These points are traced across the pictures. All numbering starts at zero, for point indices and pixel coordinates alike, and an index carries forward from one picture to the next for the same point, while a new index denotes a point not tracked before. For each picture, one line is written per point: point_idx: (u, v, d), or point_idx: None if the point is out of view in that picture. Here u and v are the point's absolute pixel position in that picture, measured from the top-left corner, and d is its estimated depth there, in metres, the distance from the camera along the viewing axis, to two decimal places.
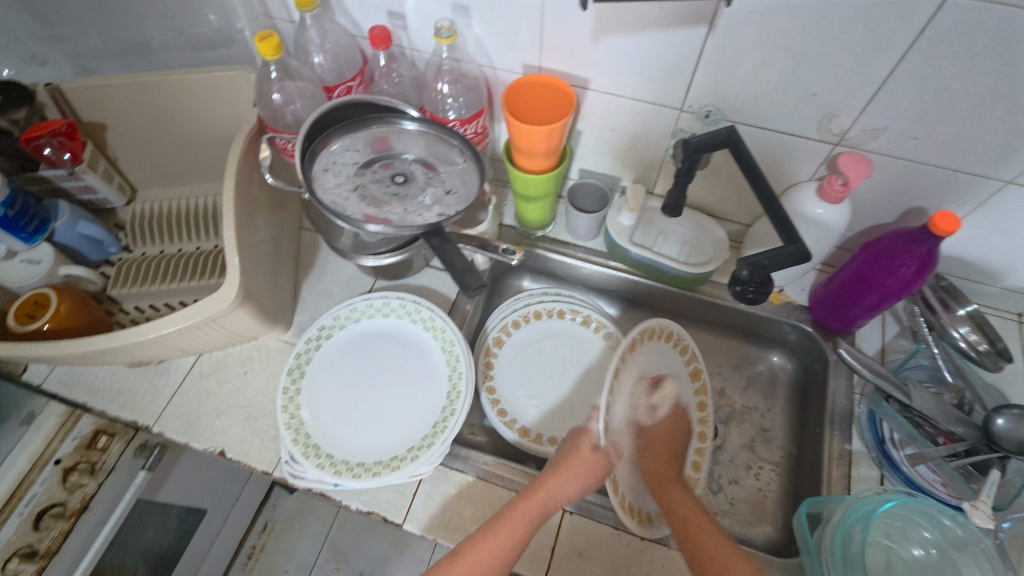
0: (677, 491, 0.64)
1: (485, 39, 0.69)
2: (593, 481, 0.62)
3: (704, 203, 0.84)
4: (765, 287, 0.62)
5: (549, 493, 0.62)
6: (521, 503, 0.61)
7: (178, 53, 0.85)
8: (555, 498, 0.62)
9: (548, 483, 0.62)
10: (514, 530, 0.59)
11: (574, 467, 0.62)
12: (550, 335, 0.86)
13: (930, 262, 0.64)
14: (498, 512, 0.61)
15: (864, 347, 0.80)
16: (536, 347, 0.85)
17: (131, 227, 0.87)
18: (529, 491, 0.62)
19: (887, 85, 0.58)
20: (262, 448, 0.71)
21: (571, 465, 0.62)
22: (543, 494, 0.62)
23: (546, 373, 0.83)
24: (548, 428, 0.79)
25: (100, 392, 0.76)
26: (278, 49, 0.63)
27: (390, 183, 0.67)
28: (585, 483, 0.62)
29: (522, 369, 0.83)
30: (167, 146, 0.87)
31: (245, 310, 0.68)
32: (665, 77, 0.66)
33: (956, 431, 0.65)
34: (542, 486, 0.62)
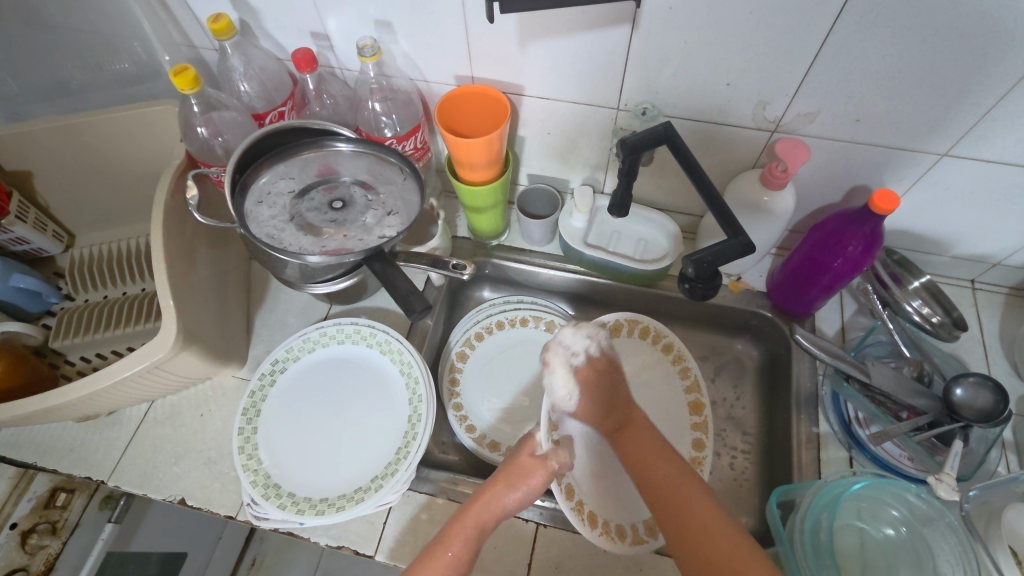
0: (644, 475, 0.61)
1: (413, 53, 0.68)
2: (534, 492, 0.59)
3: (654, 197, 0.83)
4: (713, 281, 0.62)
5: (490, 509, 0.58)
6: (460, 522, 0.58)
7: (102, 91, 0.82)
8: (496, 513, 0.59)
9: (477, 507, 0.58)
10: (461, 550, 0.56)
11: (512, 477, 0.59)
12: (516, 344, 0.84)
13: (875, 240, 0.64)
14: (443, 532, 0.58)
15: (825, 328, 0.80)
16: (503, 358, 0.84)
17: (71, 274, 0.84)
18: (465, 509, 0.58)
19: (813, 69, 0.57)
20: (223, 491, 0.69)
21: (508, 473, 0.59)
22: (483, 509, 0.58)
23: (515, 383, 0.82)
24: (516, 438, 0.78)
25: (50, 450, 0.73)
26: (194, 82, 0.62)
27: (328, 210, 0.65)
28: (524, 493, 0.58)
29: (490, 381, 0.82)
30: (100, 188, 0.84)
31: (189, 353, 0.66)
32: (598, 78, 0.65)
33: (917, 404, 0.65)
34: (478, 500, 0.59)
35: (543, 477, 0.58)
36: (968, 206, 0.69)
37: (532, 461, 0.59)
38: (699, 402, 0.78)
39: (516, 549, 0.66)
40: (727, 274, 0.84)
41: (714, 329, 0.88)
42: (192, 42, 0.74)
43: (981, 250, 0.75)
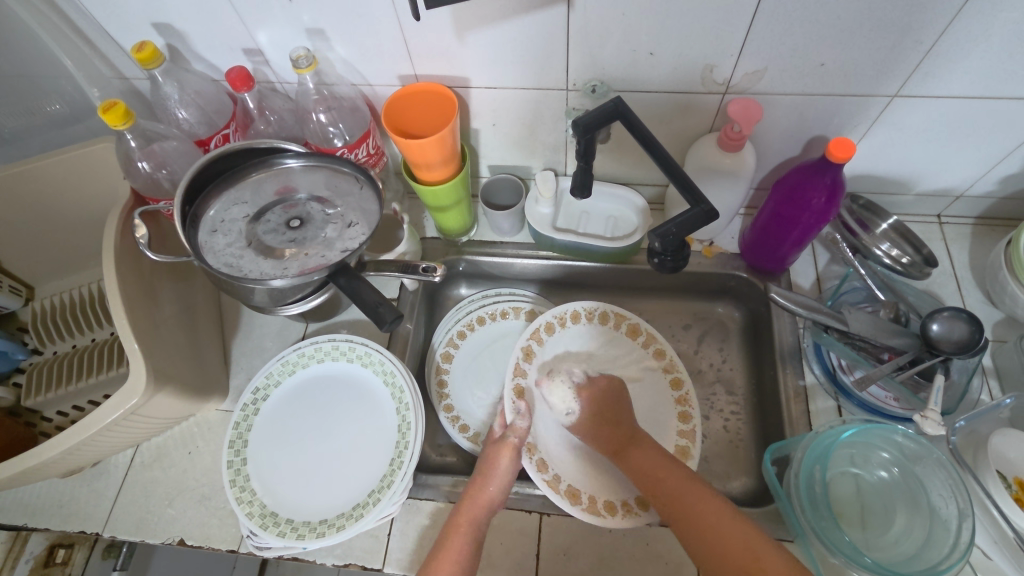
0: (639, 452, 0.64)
1: (352, 58, 0.66)
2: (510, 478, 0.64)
3: (618, 173, 0.83)
4: (682, 252, 0.61)
5: (478, 505, 0.62)
6: (455, 530, 0.61)
7: (38, 136, 0.79)
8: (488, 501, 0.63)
9: (466, 511, 0.62)
10: (460, 550, 0.59)
11: (489, 470, 0.64)
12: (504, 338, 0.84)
13: (837, 189, 0.64)
14: (441, 541, 0.60)
15: (801, 281, 0.80)
16: (491, 353, 0.84)
17: (35, 328, 0.81)
18: (456, 517, 0.62)
19: (755, 26, 0.57)
20: (222, 526, 0.69)
21: (482, 469, 0.64)
22: (476, 501, 0.63)
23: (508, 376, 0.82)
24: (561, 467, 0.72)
25: (39, 510, 0.72)
26: (127, 116, 0.60)
27: (285, 230, 0.63)
28: (504, 480, 0.64)
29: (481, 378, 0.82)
30: (51, 237, 0.81)
31: (165, 394, 0.64)
32: (542, 60, 0.64)
33: (896, 344, 0.66)
34: (467, 501, 0.63)
35: (511, 456, 0.65)
36: (925, 142, 0.69)
37: (502, 448, 0.66)
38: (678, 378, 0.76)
39: (523, 541, 0.66)
40: (699, 240, 0.84)
41: (694, 296, 0.88)
42: (122, 74, 0.71)
43: (944, 184, 0.76)
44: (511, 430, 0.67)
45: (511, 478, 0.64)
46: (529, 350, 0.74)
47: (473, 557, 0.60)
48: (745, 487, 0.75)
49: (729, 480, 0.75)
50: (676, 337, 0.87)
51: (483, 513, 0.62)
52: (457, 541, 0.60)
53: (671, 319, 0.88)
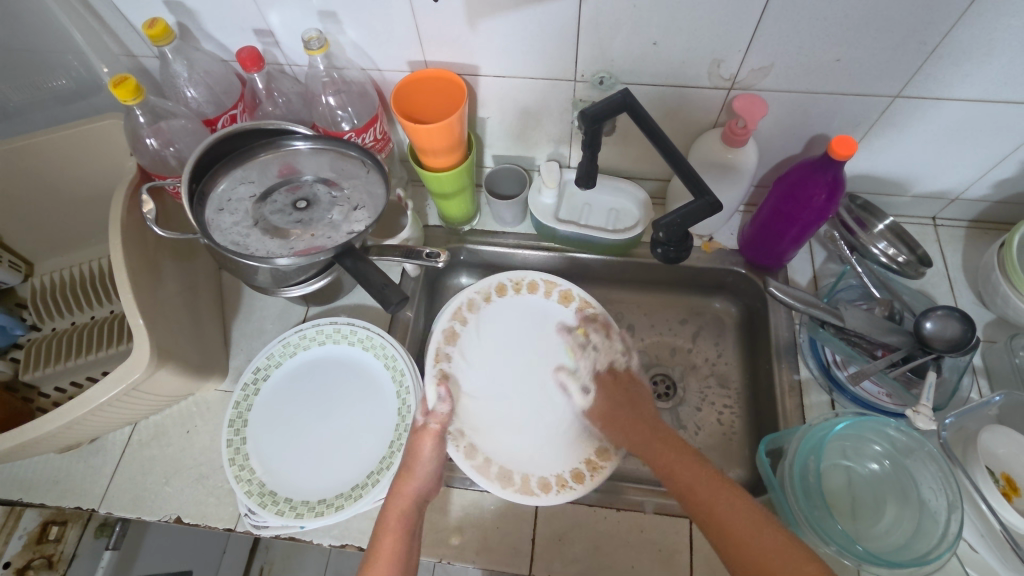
0: (680, 463, 0.62)
1: (362, 42, 0.66)
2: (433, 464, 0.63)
3: (621, 166, 0.84)
4: (685, 243, 0.62)
5: (405, 495, 0.61)
6: (383, 531, 0.59)
7: (42, 112, 0.79)
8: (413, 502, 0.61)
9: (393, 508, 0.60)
10: (393, 544, 0.58)
11: (410, 464, 0.62)
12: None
13: (838, 187, 0.65)
14: (372, 544, 0.58)
15: (797, 279, 0.81)
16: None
17: (34, 304, 0.81)
18: (382, 519, 0.59)
19: (763, 23, 0.58)
20: (219, 505, 0.69)
21: (402, 465, 0.62)
22: (397, 511, 0.60)
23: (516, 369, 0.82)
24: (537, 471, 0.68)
25: (35, 485, 0.71)
26: (137, 91, 0.60)
27: (292, 211, 0.64)
28: (426, 469, 0.62)
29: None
30: (52, 213, 0.81)
31: (167, 370, 0.65)
32: (551, 51, 0.65)
33: (891, 341, 0.67)
34: (390, 499, 0.61)
35: (432, 441, 0.65)
36: (923, 144, 0.70)
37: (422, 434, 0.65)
38: (632, 372, 0.75)
39: (518, 526, 0.67)
40: (698, 235, 0.85)
41: (693, 290, 0.89)
42: (130, 50, 0.71)
43: (940, 186, 0.77)
44: (432, 416, 0.66)
45: (433, 466, 0.63)
46: (449, 334, 0.76)
47: (408, 550, 0.58)
48: (738, 479, 0.76)
49: (722, 472, 0.76)
50: (672, 331, 0.88)
51: (407, 505, 0.60)
52: (384, 554, 0.57)
53: (669, 313, 0.89)
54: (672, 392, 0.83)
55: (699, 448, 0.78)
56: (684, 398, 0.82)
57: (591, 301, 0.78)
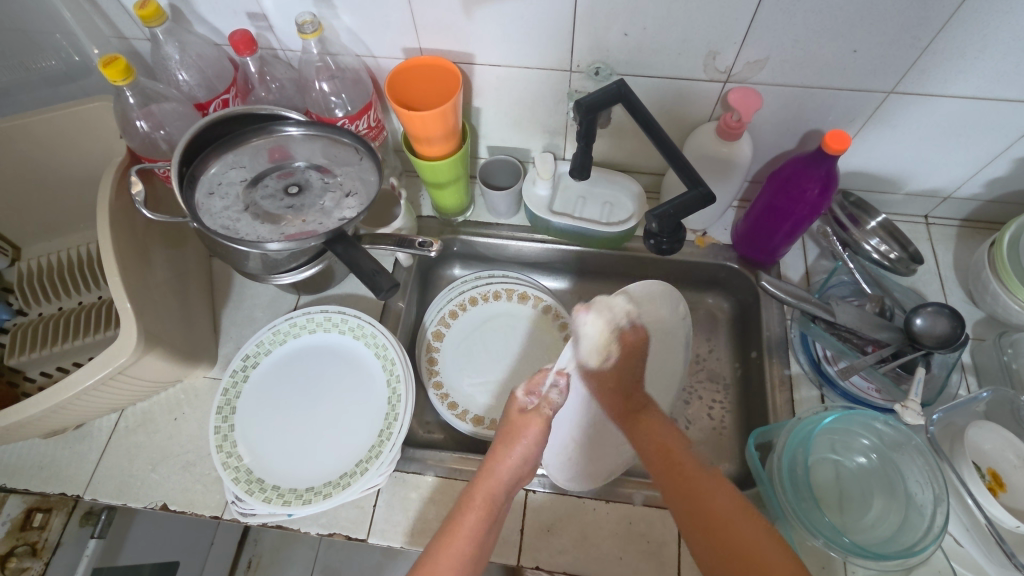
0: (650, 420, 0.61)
1: (356, 27, 0.66)
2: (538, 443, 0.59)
3: (616, 158, 0.83)
4: (677, 234, 0.62)
5: (496, 478, 0.57)
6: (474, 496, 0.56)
7: (32, 92, 0.78)
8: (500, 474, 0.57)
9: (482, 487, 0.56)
10: (475, 525, 0.54)
11: (512, 435, 0.59)
12: (504, 320, 0.85)
13: (831, 182, 0.65)
14: (452, 515, 0.55)
15: (790, 274, 0.81)
16: (494, 339, 0.84)
17: (20, 288, 0.80)
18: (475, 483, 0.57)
19: (759, 15, 0.58)
20: (206, 492, 0.68)
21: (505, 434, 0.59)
22: (491, 476, 0.57)
23: (514, 357, 0.82)
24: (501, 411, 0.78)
25: (19, 471, 0.71)
26: (127, 72, 0.59)
27: (284, 196, 0.63)
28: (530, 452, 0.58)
29: (475, 358, 0.82)
30: (41, 197, 0.80)
31: (154, 356, 0.64)
32: (547, 40, 0.64)
33: (881, 338, 0.67)
34: (484, 473, 0.57)
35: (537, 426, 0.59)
36: (915, 140, 0.70)
37: (524, 416, 0.60)
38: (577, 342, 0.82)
39: (507, 517, 0.67)
40: (692, 230, 0.85)
41: (685, 285, 0.89)
42: (121, 33, 0.70)
43: (933, 184, 0.78)
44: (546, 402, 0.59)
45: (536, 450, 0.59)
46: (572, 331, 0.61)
47: (489, 533, 0.54)
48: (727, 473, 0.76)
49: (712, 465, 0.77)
50: None
51: (498, 487, 0.57)
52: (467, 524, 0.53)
53: None
54: None
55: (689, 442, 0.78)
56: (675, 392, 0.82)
57: (542, 295, 0.85)
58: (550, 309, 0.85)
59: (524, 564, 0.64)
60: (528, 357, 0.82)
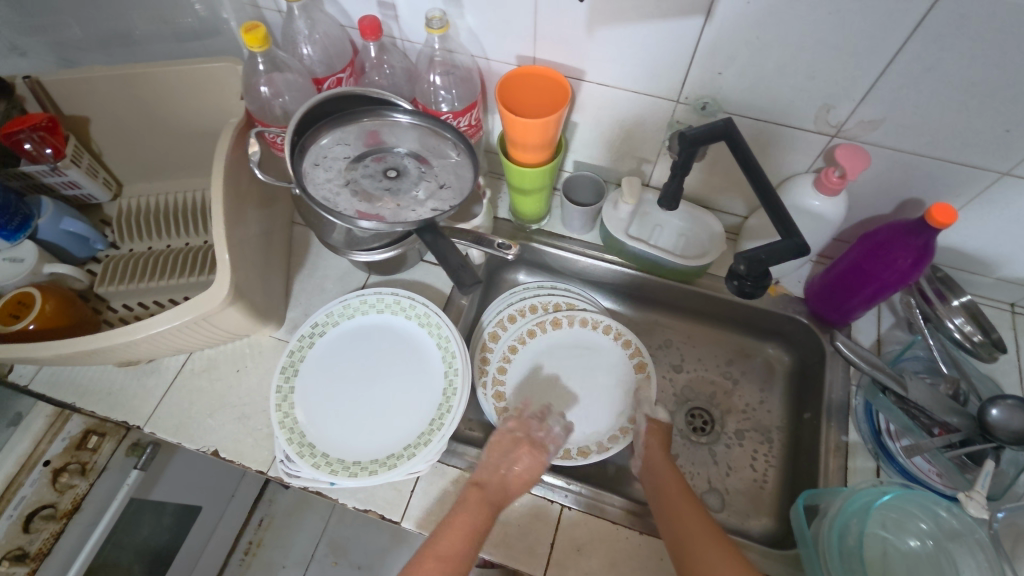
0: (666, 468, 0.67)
1: (478, 29, 0.68)
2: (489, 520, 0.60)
3: (700, 194, 0.83)
4: (763, 281, 0.60)
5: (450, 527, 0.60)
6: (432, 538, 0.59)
7: (162, 44, 0.83)
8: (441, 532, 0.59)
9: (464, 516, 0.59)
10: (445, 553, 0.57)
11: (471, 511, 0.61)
12: (571, 344, 0.83)
13: (927, 254, 0.64)
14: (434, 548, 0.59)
15: (861, 339, 0.79)
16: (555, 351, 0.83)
17: (118, 222, 0.85)
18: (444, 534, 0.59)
19: (885, 75, 0.57)
20: (256, 447, 0.71)
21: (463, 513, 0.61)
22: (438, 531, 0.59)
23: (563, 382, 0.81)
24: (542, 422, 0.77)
25: (89, 392, 0.75)
26: (264, 40, 0.62)
27: (382, 178, 0.66)
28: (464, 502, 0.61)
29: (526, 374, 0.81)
30: (151, 141, 0.85)
31: (236, 308, 0.66)
32: (660, 69, 0.65)
33: (951, 422, 0.65)
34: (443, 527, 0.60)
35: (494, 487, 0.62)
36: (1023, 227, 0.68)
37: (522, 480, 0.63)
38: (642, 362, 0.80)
39: (537, 528, 0.66)
40: None
41: (747, 332, 0.88)
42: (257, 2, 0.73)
43: None
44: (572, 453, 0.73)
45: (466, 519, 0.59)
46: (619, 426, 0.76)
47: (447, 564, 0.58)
48: (763, 529, 0.75)
49: (748, 518, 0.76)
50: (719, 371, 0.88)
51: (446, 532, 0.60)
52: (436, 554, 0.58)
53: (718, 350, 0.89)
54: (708, 427, 0.83)
55: (727, 490, 0.78)
56: (720, 438, 0.82)
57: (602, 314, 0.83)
58: (620, 337, 0.82)
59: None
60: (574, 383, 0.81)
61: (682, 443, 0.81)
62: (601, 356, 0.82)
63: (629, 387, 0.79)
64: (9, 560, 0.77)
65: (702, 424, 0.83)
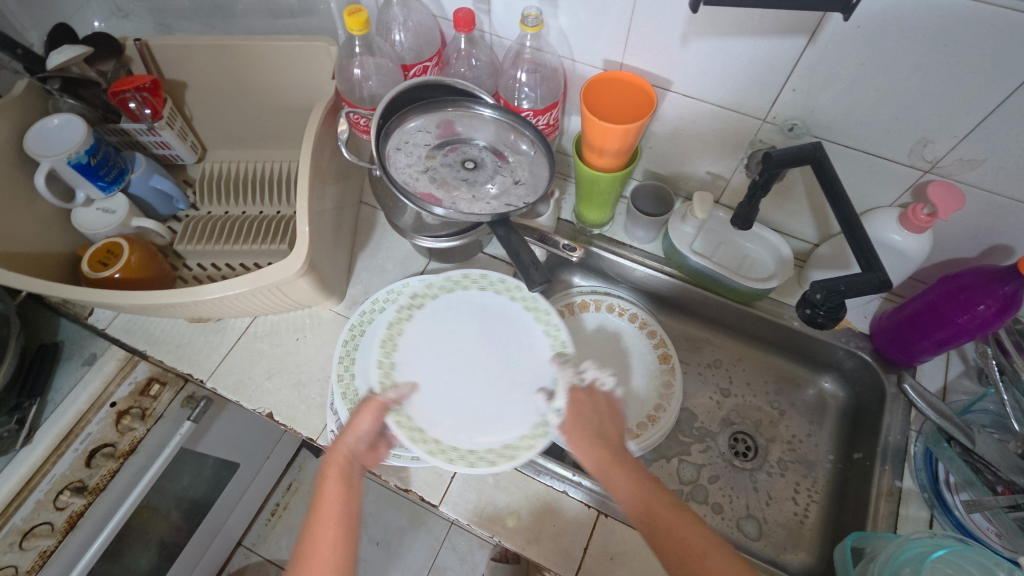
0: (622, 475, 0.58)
1: (569, 30, 0.68)
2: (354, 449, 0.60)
3: (771, 216, 0.82)
4: (836, 312, 0.59)
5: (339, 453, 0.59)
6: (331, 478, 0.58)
7: (260, 19, 0.87)
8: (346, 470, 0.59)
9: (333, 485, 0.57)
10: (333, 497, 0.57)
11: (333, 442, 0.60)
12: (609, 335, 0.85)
13: (1013, 304, 0.61)
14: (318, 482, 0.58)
15: (925, 383, 0.76)
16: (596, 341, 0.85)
17: (200, 185, 0.89)
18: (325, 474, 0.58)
19: (995, 115, 0.54)
20: (308, 414, 0.73)
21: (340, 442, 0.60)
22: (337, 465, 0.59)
23: None
24: None
25: (159, 343, 0.79)
26: (364, 25, 0.64)
27: (459, 168, 0.67)
28: (361, 436, 0.61)
29: None
30: (238, 110, 0.88)
31: (306, 280, 0.69)
32: (752, 86, 0.64)
33: (1018, 482, 0.62)
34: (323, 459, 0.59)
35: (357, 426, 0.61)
36: None
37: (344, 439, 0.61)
38: (666, 354, 0.83)
39: (572, 532, 0.66)
40: None
41: (801, 361, 0.86)
42: None
43: None
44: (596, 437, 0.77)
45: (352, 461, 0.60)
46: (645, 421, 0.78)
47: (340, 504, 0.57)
48: (799, 564, 0.73)
49: (785, 551, 0.74)
50: (768, 398, 0.86)
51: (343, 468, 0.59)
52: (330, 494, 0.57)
53: (770, 376, 0.87)
54: (751, 452, 0.81)
55: (766, 519, 0.76)
56: (762, 464, 0.80)
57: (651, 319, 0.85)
58: (645, 327, 0.85)
59: None
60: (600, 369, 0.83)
61: (722, 466, 0.80)
62: (633, 346, 0.84)
63: (655, 380, 0.81)
64: (71, 490, 0.82)
65: (745, 449, 0.81)
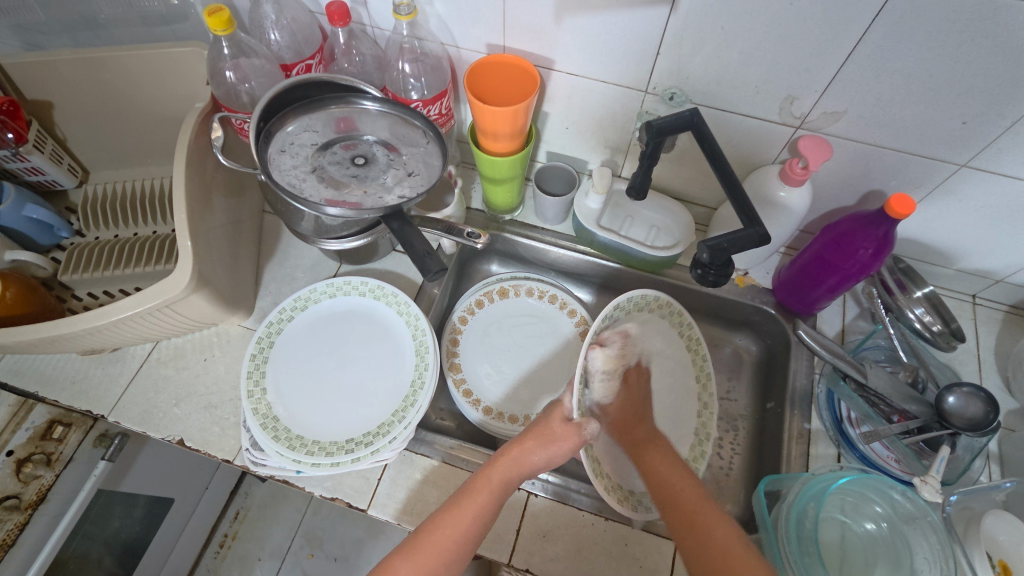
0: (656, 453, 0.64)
1: (447, 16, 0.67)
2: (562, 452, 0.61)
3: (671, 185, 0.84)
4: (726, 269, 0.62)
5: (518, 465, 0.61)
6: (483, 483, 0.60)
7: (129, 28, 0.82)
8: (520, 465, 0.61)
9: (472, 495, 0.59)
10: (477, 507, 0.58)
11: (544, 437, 0.62)
12: (532, 319, 0.86)
13: (886, 245, 0.65)
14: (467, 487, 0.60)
15: (825, 329, 0.81)
16: (518, 326, 0.85)
17: (84, 210, 0.84)
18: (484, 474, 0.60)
19: (845, 68, 0.58)
20: (222, 436, 0.70)
21: (537, 432, 0.62)
22: (508, 462, 0.61)
23: (512, 353, 0.83)
24: (509, 407, 0.79)
25: (52, 382, 0.74)
26: (228, 24, 0.61)
27: (349, 165, 0.66)
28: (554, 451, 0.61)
29: (480, 347, 0.83)
30: (116, 126, 0.83)
31: (200, 296, 0.66)
32: (629, 59, 0.65)
33: (910, 409, 0.66)
34: (500, 458, 0.62)
35: (573, 443, 0.62)
36: (979, 218, 0.69)
37: (565, 428, 0.62)
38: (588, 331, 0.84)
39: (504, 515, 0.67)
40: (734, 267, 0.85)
41: (716, 321, 0.90)
42: None
43: (986, 265, 0.77)
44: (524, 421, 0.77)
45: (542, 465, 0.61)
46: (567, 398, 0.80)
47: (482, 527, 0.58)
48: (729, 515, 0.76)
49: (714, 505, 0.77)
50: None
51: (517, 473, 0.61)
52: (473, 503, 0.58)
53: None
54: None
55: None
56: None
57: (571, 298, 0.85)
58: (566, 307, 0.86)
59: (512, 562, 0.64)
60: (523, 353, 0.83)
61: None
62: (555, 327, 0.85)
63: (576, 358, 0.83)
64: None
65: None
